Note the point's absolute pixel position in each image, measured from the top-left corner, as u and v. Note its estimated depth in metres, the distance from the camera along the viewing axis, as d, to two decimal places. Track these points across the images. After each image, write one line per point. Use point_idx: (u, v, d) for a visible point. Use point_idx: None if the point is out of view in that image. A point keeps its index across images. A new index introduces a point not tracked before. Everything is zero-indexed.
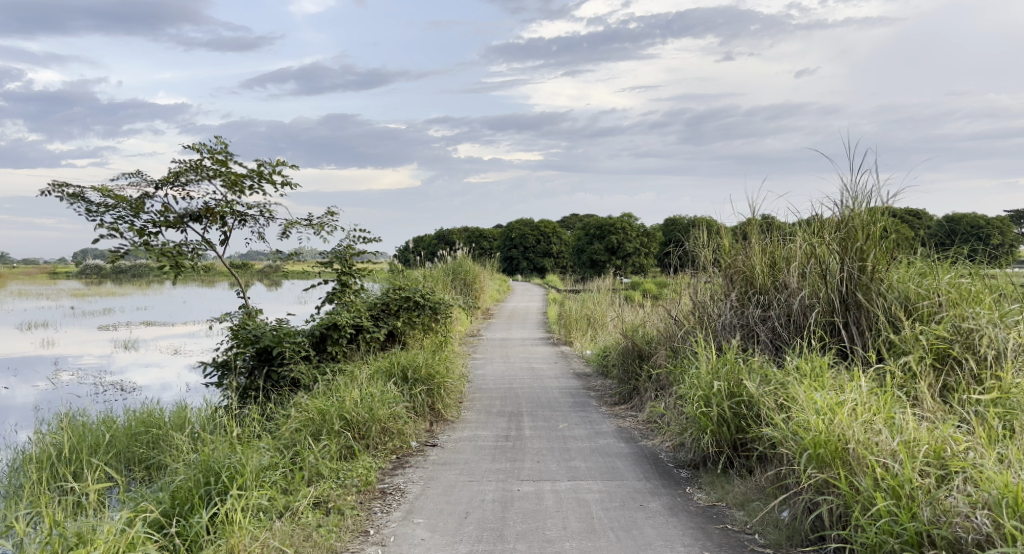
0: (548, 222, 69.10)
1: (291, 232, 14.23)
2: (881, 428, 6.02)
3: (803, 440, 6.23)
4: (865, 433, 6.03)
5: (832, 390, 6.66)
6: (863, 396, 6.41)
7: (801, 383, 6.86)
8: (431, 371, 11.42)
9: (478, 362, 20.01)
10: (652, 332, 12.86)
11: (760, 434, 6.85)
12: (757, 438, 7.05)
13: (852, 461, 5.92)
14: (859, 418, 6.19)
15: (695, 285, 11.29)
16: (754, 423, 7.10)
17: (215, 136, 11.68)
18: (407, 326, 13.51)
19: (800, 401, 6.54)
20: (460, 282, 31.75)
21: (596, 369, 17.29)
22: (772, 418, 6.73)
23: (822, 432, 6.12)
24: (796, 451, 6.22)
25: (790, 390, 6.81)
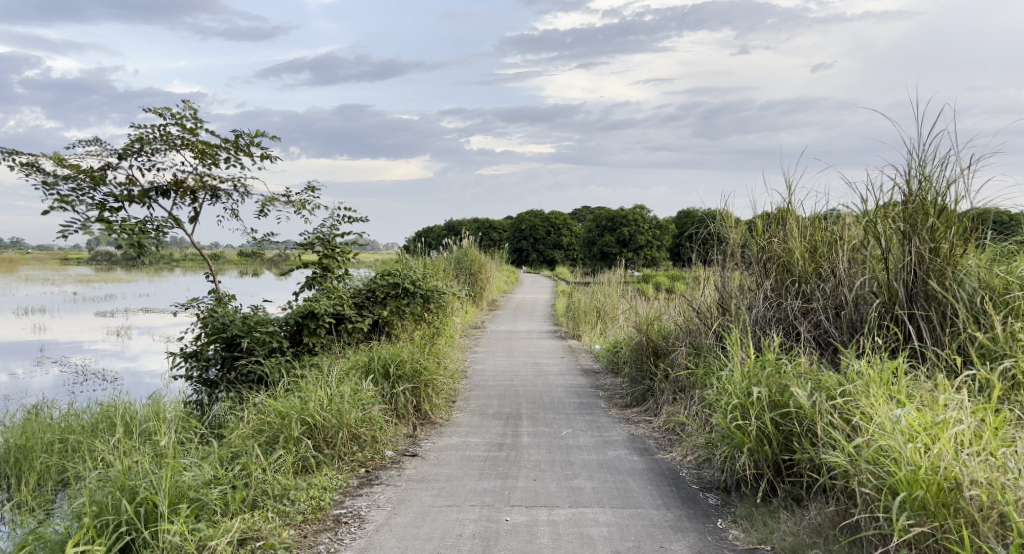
0: (559, 214, 67.58)
1: (269, 209, 12.88)
2: (1013, 467, 4.75)
3: (894, 477, 4.93)
4: (987, 471, 4.75)
5: (920, 406, 5.32)
6: (967, 416, 5.06)
7: (870, 394, 5.48)
8: (418, 368, 10.04)
9: (478, 356, 18.64)
10: (670, 327, 11.42)
11: (819, 460, 5.47)
12: (813, 462, 5.65)
13: (974, 514, 4.65)
14: (972, 450, 4.89)
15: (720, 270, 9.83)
16: (808, 443, 5.69)
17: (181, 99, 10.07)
18: (395, 316, 12.09)
19: (878, 420, 5.20)
20: (465, 273, 30.37)
21: (605, 366, 15.91)
22: (837, 441, 5.37)
23: (921, 468, 4.84)
24: (886, 494, 4.93)
25: (859, 404, 5.44)
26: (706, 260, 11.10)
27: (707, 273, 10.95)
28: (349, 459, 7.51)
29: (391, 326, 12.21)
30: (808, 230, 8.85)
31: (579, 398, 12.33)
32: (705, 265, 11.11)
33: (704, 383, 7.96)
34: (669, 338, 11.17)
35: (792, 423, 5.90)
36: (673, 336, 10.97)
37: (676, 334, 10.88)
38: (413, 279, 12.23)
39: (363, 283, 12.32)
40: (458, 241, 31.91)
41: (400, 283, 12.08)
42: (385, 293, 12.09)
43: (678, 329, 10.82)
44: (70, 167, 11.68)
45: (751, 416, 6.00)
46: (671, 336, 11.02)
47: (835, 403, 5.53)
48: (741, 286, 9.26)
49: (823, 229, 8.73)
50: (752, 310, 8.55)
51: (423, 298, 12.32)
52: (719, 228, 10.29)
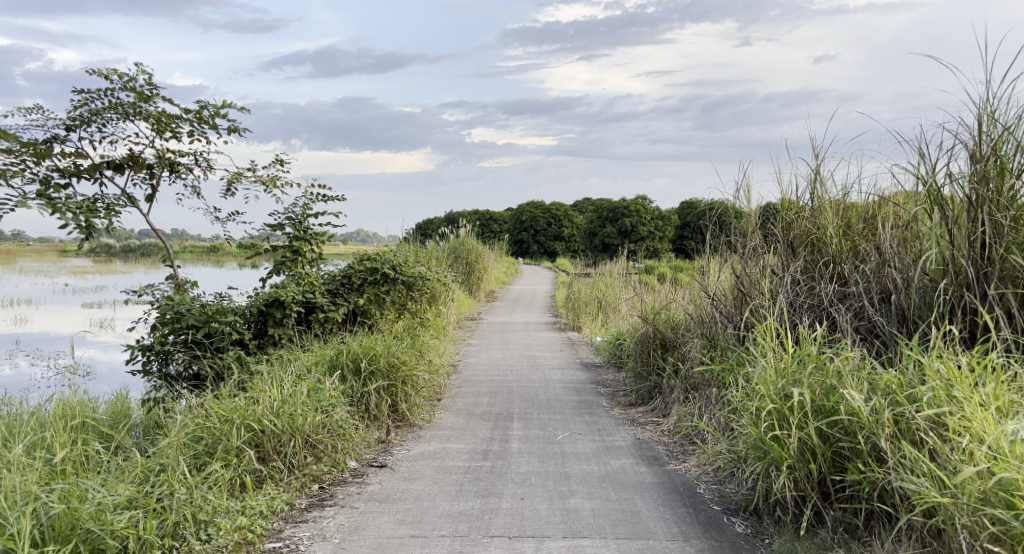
0: (560, 204, 66.36)
1: (235, 188, 11.69)
2: None
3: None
4: None
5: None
6: None
7: (961, 403, 4.43)
8: (393, 363, 8.86)
9: (472, 349, 17.47)
10: (680, 315, 10.25)
11: (903, 487, 4.40)
12: (884, 489, 4.58)
13: None
14: None
15: (741, 252, 8.68)
16: (876, 465, 4.61)
17: (135, 63, 9.61)
18: (374, 305, 10.86)
19: (990, 443, 4.16)
20: (462, 264, 29.19)
21: (608, 360, 14.70)
22: (931, 468, 4.32)
23: None
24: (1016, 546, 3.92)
25: (951, 418, 4.38)
26: (720, 241, 9.94)
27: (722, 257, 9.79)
28: (298, 472, 6.30)
29: (370, 316, 10.96)
30: (842, 207, 7.79)
31: (578, 395, 11.16)
32: (719, 247, 9.94)
33: (728, 382, 6.83)
34: (679, 328, 9.99)
35: (843, 433, 4.80)
36: (684, 325, 9.82)
37: (687, 322, 9.73)
38: (395, 264, 11.03)
39: (338, 267, 11.12)
40: (454, 230, 30.71)
41: (379, 268, 10.89)
42: (362, 280, 10.89)
43: (690, 319, 9.67)
44: (10, 136, 10.42)
45: (790, 425, 4.85)
46: (680, 326, 9.85)
47: (919, 415, 4.47)
48: (763, 268, 8.09)
49: (857, 206, 7.75)
50: (781, 296, 7.39)
51: (406, 286, 11.11)
52: (738, 204, 9.14)
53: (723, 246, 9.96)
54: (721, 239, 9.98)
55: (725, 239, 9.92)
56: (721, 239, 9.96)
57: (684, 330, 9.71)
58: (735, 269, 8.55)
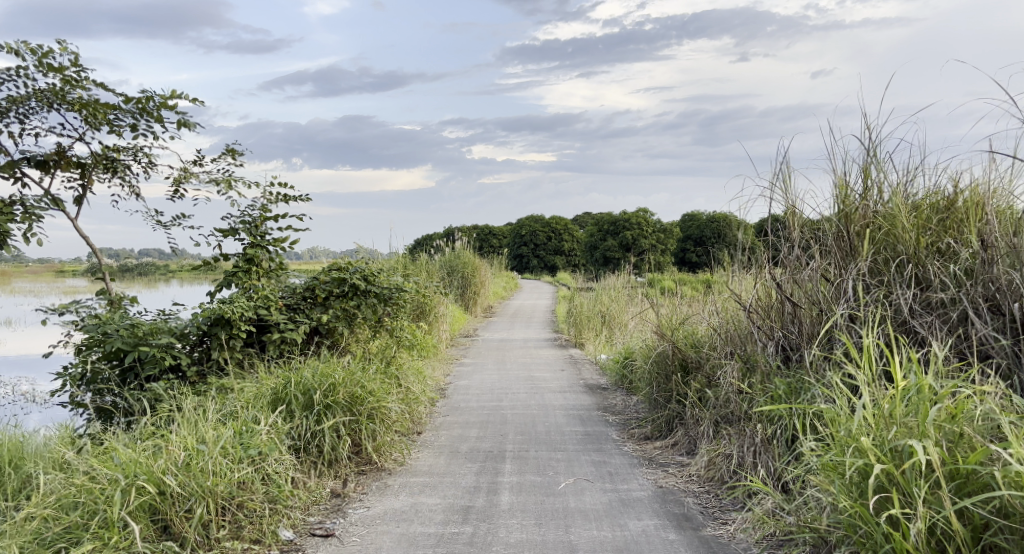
0: (560, 218, 64.82)
1: (183, 189, 10.06)
2: None
3: None
4: None
5: None
6: None
7: None
8: (354, 393, 7.23)
9: (464, 369, 15.88)
10: (705, 332, 8.63)
11: None
12: None
13: None
14: None
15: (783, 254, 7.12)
16: None
17: (60, 39, 8.52)
18: (341, 321, 9.21)
19: None
20: (458, 279, 27.55)
21: (614, 382, 13.09)
22: None
23: None
24: None
25: None
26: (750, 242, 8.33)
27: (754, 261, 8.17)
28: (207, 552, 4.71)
29: (337, 336, 9.34)
30: (912, 197, 6.31)
31: (583, 426, 9.55)
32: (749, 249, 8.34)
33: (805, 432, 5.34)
34: (705, 347, 8.36)
35: (997, 512, 4.25)
36: (710, 342, 8.21)
37: (716, 340, 8.11)
38: (367, 273, 9.42)
39: (301, 278, 9.52)
40: (450, 243, 29.09)
41: (348, 278, 9.25)
42: (327, 293, 9.26)
43: (720, 335, 8.06)
44: None
45: (921, 504, 4.23)
46: (707, 345, 8.22)
47: None
48: (815, 271, 6.52)
49: (930, 194, 6.29)
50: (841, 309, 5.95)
51: (379, 299, 9.50)
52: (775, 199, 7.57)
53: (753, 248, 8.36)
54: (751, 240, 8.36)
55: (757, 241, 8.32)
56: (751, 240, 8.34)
57: (712, 350, 8.09)
58: (774, 274, 6.99)
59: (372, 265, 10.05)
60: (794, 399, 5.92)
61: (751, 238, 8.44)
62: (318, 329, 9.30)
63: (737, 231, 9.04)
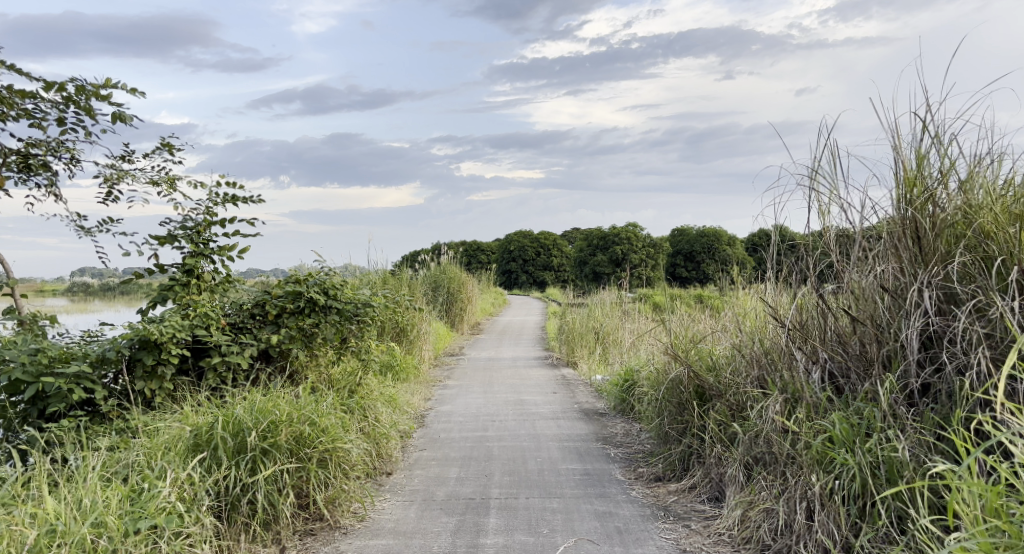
0: (548, 233, 63.61)
1: (117, 191, 8.65)
2: None
3: None
4: None
5: None
6: None
7: None
8: (299, 432, 5.87)
9: (447, 392, 14.49)
10: (727, 354, 7.30)
11: None
12: None
13: None
14: None
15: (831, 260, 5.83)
16: None
17: None
18: (295, 343, 7.79)
19: None
20: (444, 294, 26.18)
21: (613, 408, 11.72)
22: None
23: None
24: None
25: None
26: (782, 249, 7.00)
27: (787, 270, 6.86)
28: None
29: (289, 360, 7.94)
30: (998, 189, 4.99)
31: (582, 464, 8.19)
32: (780, 257, 7.01)
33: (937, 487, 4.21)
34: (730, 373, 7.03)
35: None
36: (736, 368, 6.87)
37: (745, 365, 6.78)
38: (328, 287, 8.03)
39: (251, 291, 8.12)
40: (435, 256, 27.71)
41: (305, 292, 7.84)
42: (278, 311, 7.86)
43: (749, 358, 6.72)
44: None
45: None
46: (736, 371, 6.87)
47: None
48: (874, 279, 5.19)
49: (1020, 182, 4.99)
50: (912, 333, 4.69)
51: (342, 316, 8.10)
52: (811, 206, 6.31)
53: (786, 255, 7.04)
54: (783, 246, 7.06)
55: (790, 246, 7.02)
56: (782, 245, 7.03)
57: (740, 376, 6.76)
58: (817, 286, 5.68)
59: (334, 275, 8.63)
60: (860, 443, 4.63)
61: (779, 243, 7.12)
62: (267, 351, 7.91)
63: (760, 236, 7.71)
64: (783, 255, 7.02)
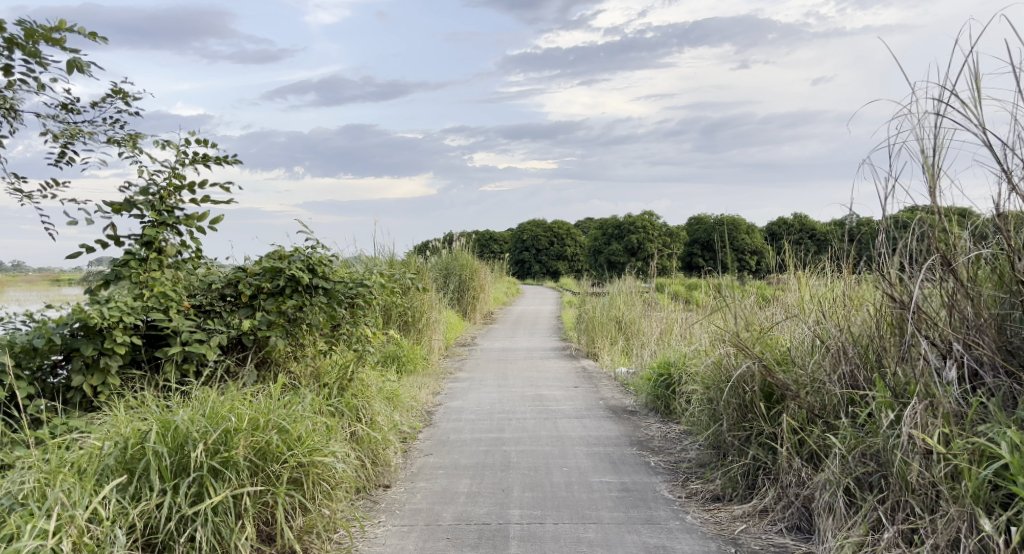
0: (562, 221, 62.05)
1: (67, 150, 7.22)
2: None
3: None
4: None
5: None
6: None
7: None
8: (262, 443, 4.54)
9: (459, 385, 13.17)
10: (807, 349, 5.98)
11: None
12: None
13: None
14: None
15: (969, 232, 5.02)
16: None
17: None
18: (270, 330, 6.38)
19: None
20: (455, 281, 24.82)
21: (647, 406, 10.38)
22: None
23: None
24: None
25: None
26: (889, 218, 5.61)
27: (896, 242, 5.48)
28: None
29: (265, 349, 6.57)
30: None
31: (620, 477, 6.81)
32: (885, 228, 5.63)
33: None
34: (820, 371, 5.72)
35: None
36: (831, 366, 5.57)
37: (848, 364, 5.50)
38: (313, 260, 6.62)
39: (224, 266, 6.76)
40: (447, 241, 26.29)
41: (284, 268, 6.45)
42: (252, 292, 6.50)
43: (851, 356, 5.52)
44: None
45: None
46: (829, 369, 5.55)
47: None
48: None
49: None
50: None
51: (330, 298, 6.71)
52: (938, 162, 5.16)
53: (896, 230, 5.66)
54: (887, 217, 5.70)
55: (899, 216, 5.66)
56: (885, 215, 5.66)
57: (835, 379, 5.48)
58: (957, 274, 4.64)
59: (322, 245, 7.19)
60: None
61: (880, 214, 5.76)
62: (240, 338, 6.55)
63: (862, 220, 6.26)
64: (887, 227, 5.65)
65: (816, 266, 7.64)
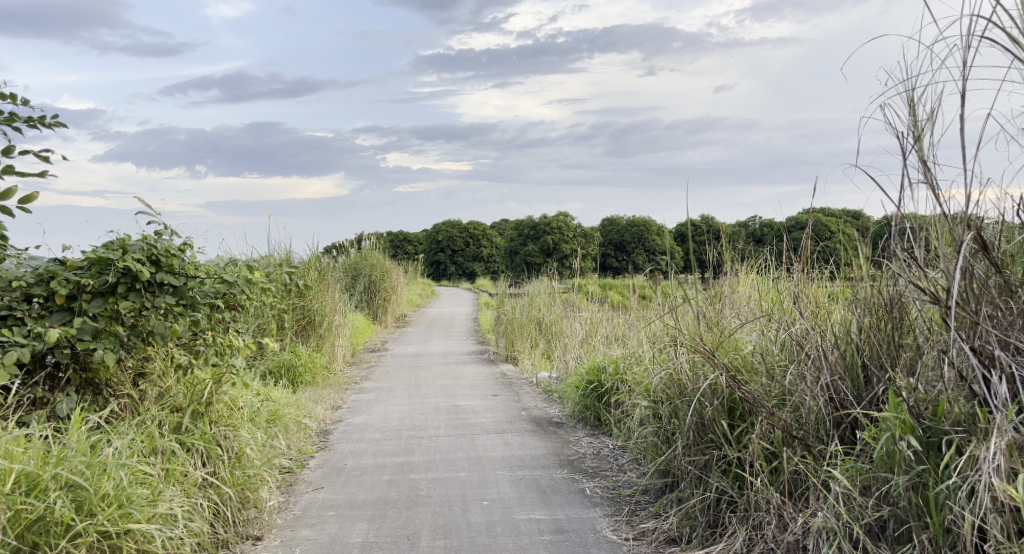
0: (478, 222, 60.83)
1: None
2: None
3: None
4: None
5: None
6: None
7: None
8: (31, 512, 3.57)
9: (363, 398, 11.72)
10: (780, 355, 4.81)
11: None
12: None
13: None
14: None
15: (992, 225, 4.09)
16: None
17: None
18: (90, 343, 4.89)
19: None
20: (364, 283, 23.22)
21: (576, 419, 9.16)
22: None
23: None
24: None
25: None
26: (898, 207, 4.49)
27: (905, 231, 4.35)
28: None
29: (85, 364, 5.05)
30: None
31: (549, 512, 5.54)
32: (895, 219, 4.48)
33: None
34: (796, 381, 4.55)
35: None
36: (812, 375, 4.41)
37: (829, 374, 4.36)
38: (153, 250, 5.19)
39: (38, 258, 5.27)
40: (356, 242, 24.64)
41: (118, 262, 5.00)
42: (71, 293, 5.03)
43: (833, 367, 4.42)
44: None
45: None
46: (807, 379, 4.39)
47: None
48: None
49: None
50: None
51: (175, 297, 5.27)
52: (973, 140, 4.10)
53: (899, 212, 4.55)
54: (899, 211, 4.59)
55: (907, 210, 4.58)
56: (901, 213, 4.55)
57: (819, 390, 4.29)
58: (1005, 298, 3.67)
59: (172, 233, 5.72)
60: None
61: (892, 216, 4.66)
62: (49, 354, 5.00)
63: (872, 231, 5.13)
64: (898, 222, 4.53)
65: (775, 267, 6.55)
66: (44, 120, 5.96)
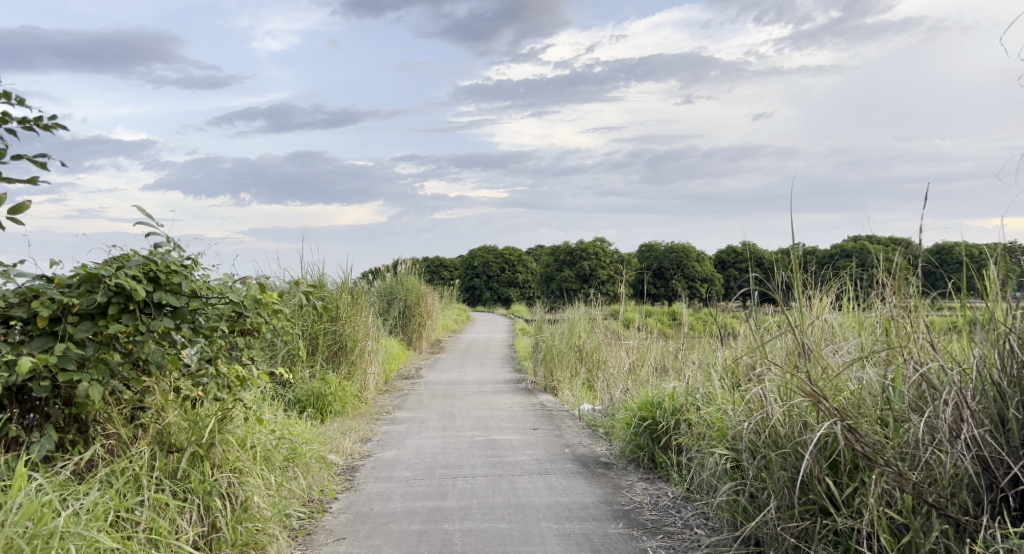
0: (514, 247, 60.14)
1: None
2: None
3: None
4: None
5: None
6: None
7: None
8: None
9: (393, 430, 10.92)
10: (898, 400, 3.93)
11: None
12: None
13: None
14: None
15: None
16: None
17: None
18: (70, 371, 4.17)
19: None
20: (397, 308, 22.54)
21: (627, 459, 8.26)
22: None
23: None
24: None
25: None
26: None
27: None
28: None
29: (66, 397, 4.33)
30: None
31: None
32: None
33: None
34: (928, 432, 3.68)
35: None
36: (950, 426, 3.53)
37: (973, 425, 3.49)
38: (149, 266, 4.47)
39: (23, 274, 4.58)
40: (390, 266, 24.01)
41: (107, 278, 4.28)
42: (55, 314, 4.33)
43: (976, 417, 3.55)
44: None
45: None
46: (943, 432, 3.52)
47: None
48: None
49: None
50: None
51: (173, 319, 4.53)
52: None
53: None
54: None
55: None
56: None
57: (963, 451, 3.44)
58: None
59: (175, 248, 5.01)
60: None
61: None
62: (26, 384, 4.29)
63: (998, 254, 4.27)
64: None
65: (867, 295, 5.66)
66: (40, 120, 5.30)
